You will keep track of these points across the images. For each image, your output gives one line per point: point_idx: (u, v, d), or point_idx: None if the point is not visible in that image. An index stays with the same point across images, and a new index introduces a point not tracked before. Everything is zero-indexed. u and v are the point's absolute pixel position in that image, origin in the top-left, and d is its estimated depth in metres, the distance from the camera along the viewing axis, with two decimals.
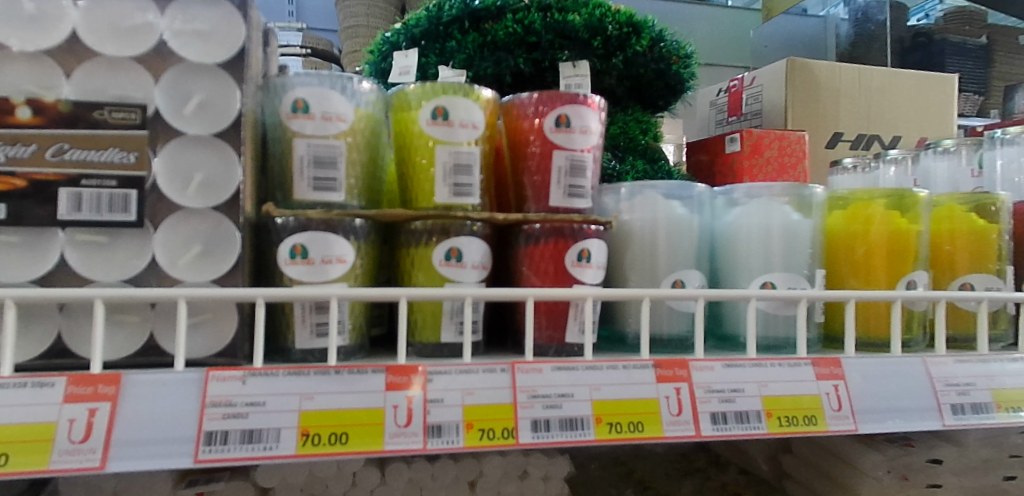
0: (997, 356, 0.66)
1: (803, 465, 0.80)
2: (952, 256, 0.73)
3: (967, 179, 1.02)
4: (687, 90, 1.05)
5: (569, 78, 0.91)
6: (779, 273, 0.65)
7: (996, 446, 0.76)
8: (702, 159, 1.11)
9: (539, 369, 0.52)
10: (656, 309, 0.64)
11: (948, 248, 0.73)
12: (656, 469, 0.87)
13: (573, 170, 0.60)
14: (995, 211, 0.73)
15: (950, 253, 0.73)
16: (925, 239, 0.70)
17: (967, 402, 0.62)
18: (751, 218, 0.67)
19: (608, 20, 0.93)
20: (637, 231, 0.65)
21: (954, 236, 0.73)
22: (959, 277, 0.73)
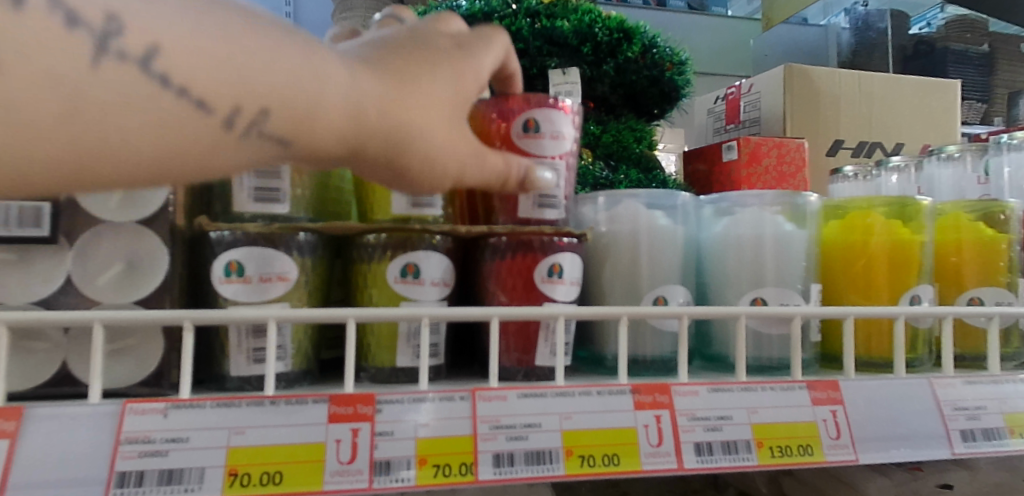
0: (1010, 377, 0.60)
1: (804, 489, 0.74)
2: (959, 268, 0.68)
3: (973, 186, 0.98)
4: (682, 97, 0.99)
5: (559, 85, 0.86)
6: (770, 288, 0.61)
7: (1008, 469, 0.71)
8: (701, 168, 1.06)
9: (502, 396, 0.47)
10: (636, 329, 0.60)
11: (955, 259, 0.68)
12: (650, 491, 0.81)
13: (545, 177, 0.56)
14: (1004, 219, 0.69)
15: (957, 264, 0.68)
16: (929, 249, 0.65)
17: (977, 427, 0.57)
18: (740, 228, 0.62)
19: (597, 25, 0.89)
20: (617, 242, 0.61)
21: (960, 246, 0.68)
22: (967, 292, 0.67)
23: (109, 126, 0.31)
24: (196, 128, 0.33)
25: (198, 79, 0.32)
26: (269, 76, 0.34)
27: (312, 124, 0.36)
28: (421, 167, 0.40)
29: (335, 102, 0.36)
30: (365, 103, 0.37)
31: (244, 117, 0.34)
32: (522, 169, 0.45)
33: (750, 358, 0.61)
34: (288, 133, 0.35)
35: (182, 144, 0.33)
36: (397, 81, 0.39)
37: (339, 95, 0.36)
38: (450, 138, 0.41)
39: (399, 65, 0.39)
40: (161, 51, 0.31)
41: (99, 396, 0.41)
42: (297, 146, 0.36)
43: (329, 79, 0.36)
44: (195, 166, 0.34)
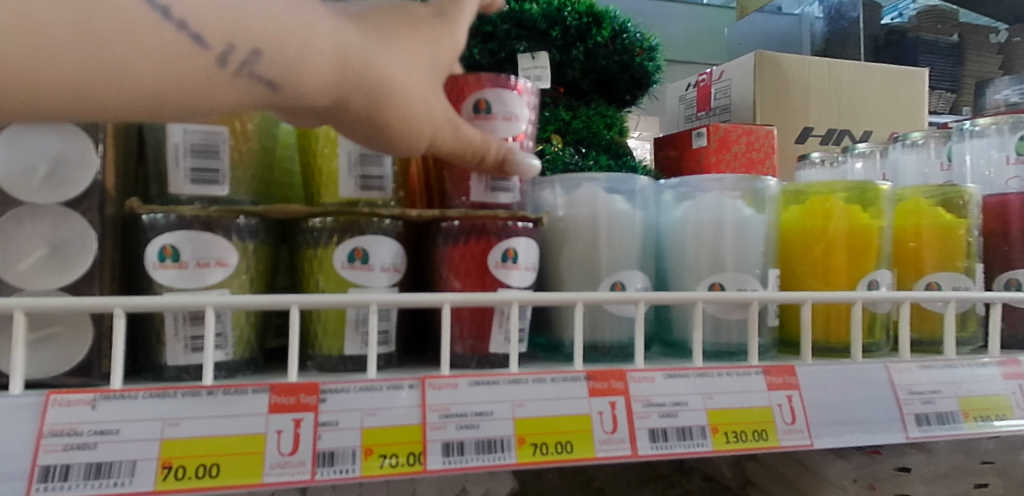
0: (965, 361, 0.61)
1: (767, 473, 0.74)
2: (918, 253, 0.68)
3: (936, 173, 0.97)
4: (654, 83, 0.98)
5: (528, 70, 0.86)
6: (729, 273, 0.60)
7: (967, 453, 0.72)
8: (670, 154, 1.04)
9: (453, 384, 0.46)
10: (594, 315, 0.59)
11: (915, 244, 0.68)
12: (616, 476, 0.80)
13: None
14: (963, 205, 0.69)
15: (916, 249, 0.68)
16: (888, 235, 0.65)
17: (932, 411, 0.57)
18: (700, 213, 0.62)
19: (566, 9, 0.88)
20: (576, 227, 0.60)
21: (920, 232, 0.68)
22: (925, 276, 0.68)
23: (112, 51, 0.32)
24: (191, 60, 0.34)
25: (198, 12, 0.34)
26: (263, 16, 0.35)
27: (299, 71, 0.36)
28: (403, 125, 0.40)
29: (322, 49, 0.37)
30: (349, 53, 0.37)
31: (237, 55, 0.35)
32: (494, 143, 0.46)
33: (709, 343, 0.61)
34: (277, 77, 0.36)
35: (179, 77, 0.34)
36: (381, 39, 0.39)
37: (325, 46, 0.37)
38: (428, 102, 0.41)
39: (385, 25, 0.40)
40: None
41: (21, 387, 0.39)
42: (284, 91, 0.37)
43: (320, 26, 0.36)
44: (190, 99, 0.35)
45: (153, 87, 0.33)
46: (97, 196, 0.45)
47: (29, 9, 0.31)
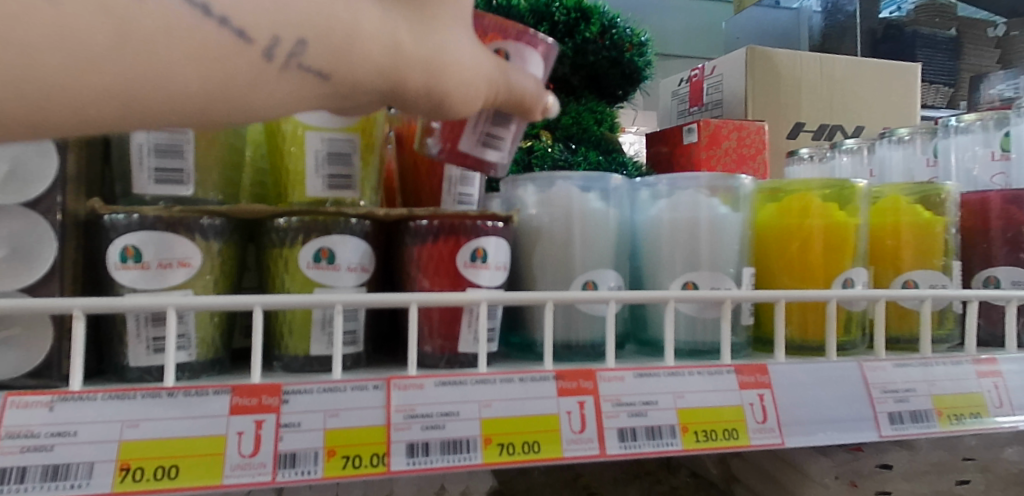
0: (940, 359, 0.61)
1: (752, 471, 0.74)
2: (896, 251, 0.68)
3: (922, 169, 0.97)
4: (645, 78, 0.97)
5: None
6: (703, 273, 0.60)
7: (948, 449, 0.72)
8: (661, 150, 1.04)
9: (419, 384, 0.46)
10: (567, 313, 0.59)
11: (892, 242, 0.68)
12: (603, 472, 0.80)
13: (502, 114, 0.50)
14: (940, 202, 0.69)
15: (894, 247, 0.68)
16: (865, 233, 0.65)
17: (905, 409, 0.57)
18: (675, 211, 0.61)
19: (554, 4, 0.87)
20: (550, 226, 0.60)
21: (898, 230, 0.68)
22: (902, 274, 0.67)
23: (157, 54, 0.32)
24: (234, 56, 0.33)
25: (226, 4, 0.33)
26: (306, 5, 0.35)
27: (351, 58, 0.36)
28: (455, 93, 0.40)
29: (372, 34, 0.36)
30: (398, 36, 0.37)
31: (283, 47, 0.34)
32: (534, 84, 0.44)
33: (683, 343, 0.60)
34: (327, 68, 0.35)
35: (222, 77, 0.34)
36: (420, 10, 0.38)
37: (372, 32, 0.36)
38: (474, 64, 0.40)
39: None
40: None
41: None
42: (336, 80, 0.36)
43: (366, 11, 0.36)
44: (234, 102, 0.34)
45: (198, 86, 0.33)
46: (56, 196, 0.45)
47: (65, 19, 0.30)
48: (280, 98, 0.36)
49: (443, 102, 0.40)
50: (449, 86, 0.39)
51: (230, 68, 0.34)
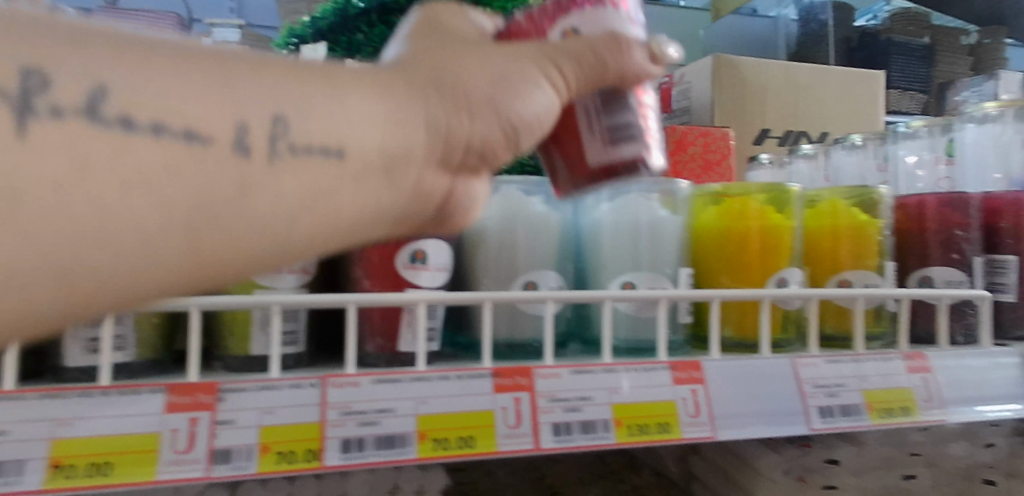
0: (872, 356, 0.63)
1: (711, 469, 0.75)
2: (833, 253, 0.70)
3: (875, 175, 1.01)
4: None
5: None
6: (640, 274, 0.62)
7: (896, 444, 0.74)
8: None
9: (355, 382, 0.47)
10: (510, 313, 0.61)
11: (830, 245, 0.71)
12: (569, 472, 0.82)
13: (610, 101, 0.51)
14: (875, 205, 0.71)
15: (832, 249, 0.70)
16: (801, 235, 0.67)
17: (836, 404, 0.59)
18: (616, 214, 0.63)
19: None
20: (492, 230, 0.61)
21: (835, 232, 0.71)
22: (838, 274, 0.70)
23: (111, 213, 0.31)
24: (206, 163, 0.34)
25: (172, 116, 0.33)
26: (252, 86, 0.36)
27: (342, 127, 0.38)
28: (525, 98, 0.45)
29: (357, 113, 0.39)
30: (429, 100, 0.42)
31: (260, 136, 0.36)
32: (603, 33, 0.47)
33: (622, 340, 0.62)
34: (335, 143, 0.38)
35: (205, 190, 0.34)
36: (441, 74, 0.43)
37: (360, 112, 0.39)
38: (517, 74, 0.45)
39: (437, 58, 0.44)
40: (116, 94, 0.32)
41: None
42: (350, 151, 0.39)
43: (344, 94, 0.39)
44: (231, 230, 0.35)
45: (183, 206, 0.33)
46: None
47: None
48: (292, 206, 0.37)
49: (514, 116, 0.45)
50: (518, 98, 0.45)
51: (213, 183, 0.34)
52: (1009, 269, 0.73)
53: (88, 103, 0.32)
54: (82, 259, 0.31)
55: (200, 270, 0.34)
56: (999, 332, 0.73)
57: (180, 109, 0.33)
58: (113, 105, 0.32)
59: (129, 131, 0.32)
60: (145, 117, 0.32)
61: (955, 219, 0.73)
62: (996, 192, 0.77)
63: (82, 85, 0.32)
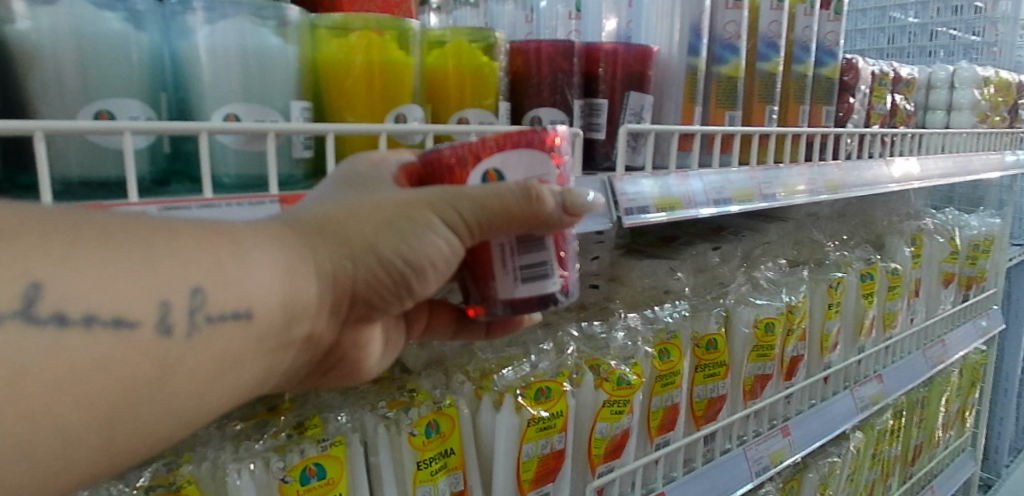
0: None
1: None
2: (456, 92, 0.78)
3: (522, 26, 0.98)
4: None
5: None
6: (240, 104, 0.66)
7: None
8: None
9: (140, 209, 0.56)
10: (95, 146, 0.61)
11: (443, 83, 0.78)
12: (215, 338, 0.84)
13: (522, 245, 0.61)
14: (491, 48, 0.79)
15: (453, 88, 0.78)
16: (416, 71, 0.76)
17: (627, 175, 0.85)
18: (226, 36, 0.66)
19: None
20: (56, 44, 0.59)
21: (453, 69, 0.78)
22: (457, 113, 0.79)
23: (164, 398, 0.46)
24: (131, 346, 0.45)
25: (100, 308, 0.43)
26: (197, 261, 0.48)
27: (248, 292, 0.50)
28: (417, 244, 0.56)
29: (275, 279, 0.52)
30: (317, 246, 0.55)
31: (192, 313, 0.47)
32: (518, 186, 0.56)
33: (286, 173, 0.69)
34: (249, 314, 0.51)
35: (133, 377, 0.45)
36: (330, 223, 0.55)
37: (262, 265, 0.51)
38: (405, 221, 0.55)
39: (328, 207, 0.56)
40: (207, 292, 0.48)
41: None
42: (259, 319, 0.51)
43: (257, 259, 0.51)
44: (258, 366, 0.53)
45: (106, 401, 0.43)
46: None
47: (29, 417, 0.40)
48: (204, 384, 0.49)
49: (392, 257, 0.56)
50: (409, 243, 0.56)
51: (135, 375, 0.45)
52: (601, 110, 0.88)
53: (18, 306, 0.41)
54: (115, 436, 0.45)
55: (115, 452, 0.45)
56: (593, 163, 0.89)
57: (103, 302, 0.43)
58: (45, 306, 0.41)
59: (60, 327, 0.42)
60: (76, 312, 0.42)
61: (564, 66, 0.83)
62: (599, 43, 0.88)
63: (19, 285, 0.41)
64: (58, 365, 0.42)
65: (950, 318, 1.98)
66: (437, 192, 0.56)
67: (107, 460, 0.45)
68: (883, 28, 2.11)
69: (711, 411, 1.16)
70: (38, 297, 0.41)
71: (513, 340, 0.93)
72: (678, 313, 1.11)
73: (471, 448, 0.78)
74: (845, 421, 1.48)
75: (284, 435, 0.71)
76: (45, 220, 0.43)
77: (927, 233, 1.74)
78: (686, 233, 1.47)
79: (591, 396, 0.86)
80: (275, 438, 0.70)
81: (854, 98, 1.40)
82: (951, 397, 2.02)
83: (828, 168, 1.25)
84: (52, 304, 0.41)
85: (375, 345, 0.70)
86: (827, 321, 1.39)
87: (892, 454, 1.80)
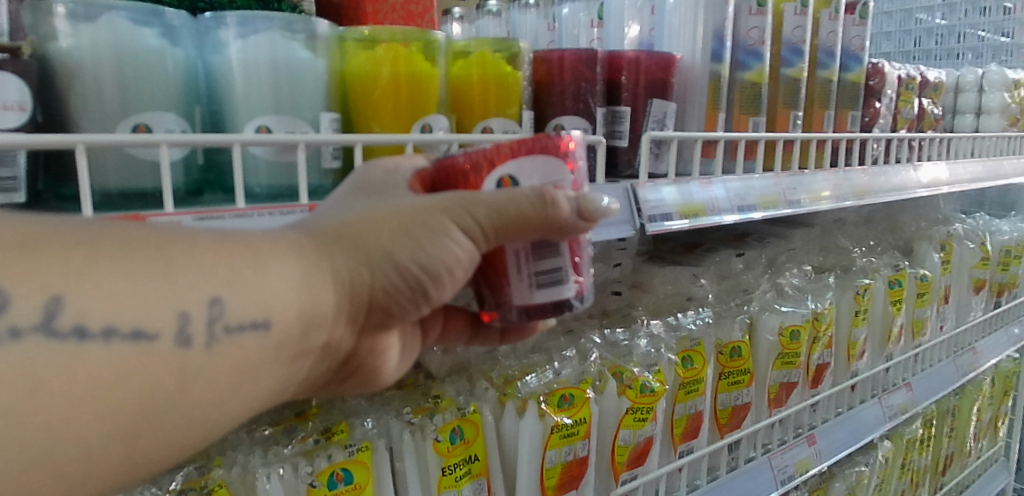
0: None
1: None
2: (481, 102, 0.79)
3: (543, 35, 1.02)
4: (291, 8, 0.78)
5: None
6: (271, 116, 0.68)
7: None
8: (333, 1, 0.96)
9: (175, 219, 0.58)
10: (130, 158, 0.62)
11: (469, 92, 0.79)
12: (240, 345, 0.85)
13: (537, 252, 0.62)
14: (515, 58, 0.80)
15: (477, 98, 0.79)
16: (441, 81, 0.77)
17: (649, 182, 0.85)
18: (258, 50, 0.67)
19: None
20: (97, 61, 0.61)
21: (479, 79, 0.79)
22: (482, 122, 0.79)
23: (184, 407, 0.47)
24: (151, 357, 0.46)
25: (120, 319, 0.44)
26: (216, 272, 0.49)
27: (267, 302, 0.51)
28: (433, 251, 0.56)
29: (293, 288, 0.53)
30: (333, 255, 0.56)
31: (210, 324, 0.48)
32: (532, 193, 0.57)
33: (314, 183, 0.71)
34: (268, 322, 0.52)
35: (153, 388, 0.46)
36: (346, 232, 0.56)
37: (280, 274, 0.52)
38: (421, 228, 0.56)
39: (345, 216, 0.57)
40: (226, 302, 0.49)
41: None
42: (276, 328, 0.52)
43: (274, 270, 0.52)
44: (275, 374, 0.54)
45: (126, 410, 0.45)
46: None
47: (51, 428, 0.42)
48: (223, 393, 0.50)
49: (408, 263, 0.57)
50: (425, 251, 0.56)
51: (155, 384, 0.46)
52: (624, 118, 0.89)
53: (40, 319, 0.42)
54: (135, 446, 0.46)
55: (135, 460, 0.46)
56: (616, 171, 0.89)
57: (122, 314, 0.44)
58: (64, 318, 0.42)
59: (80, 339, 0.43)
60: (95, 325, 0.43)
61: (586, 75, 0.84)
62: (622, 51, 0.88)
63: (42, 298, 0.42)
64: (80, 375, 0.43)
65: (981, 326, 1.94)
66: (451, 199, 0.57)
67: (127, 468, 0.46)
68: (909, 30, 2.08)
69: (736, 419, 1.15)
70: (60, 310, 0.42)
71: (535, 347, 0.93)
72: (702, 320, 1.10)
73: (495, 454, 0.79)
74: (872, 431, 1.46)
75: (311, 440, 0.72)
76: (69, 235, 0.44)
77: (956, 238, 1.71)
78: (710, 239, 1.47)
79: (615, 404, 0.86)
80: (303, 443, 0.71)
81: (880, 102, 1.38)
82: (983, 406, 1.98)
83: (855, 173, 1.24)
84: (72, 316, 0.43)
85: (393, 352, 0.71)
86: (853, 329, 1.38)
87: (922, 464, 1.77)
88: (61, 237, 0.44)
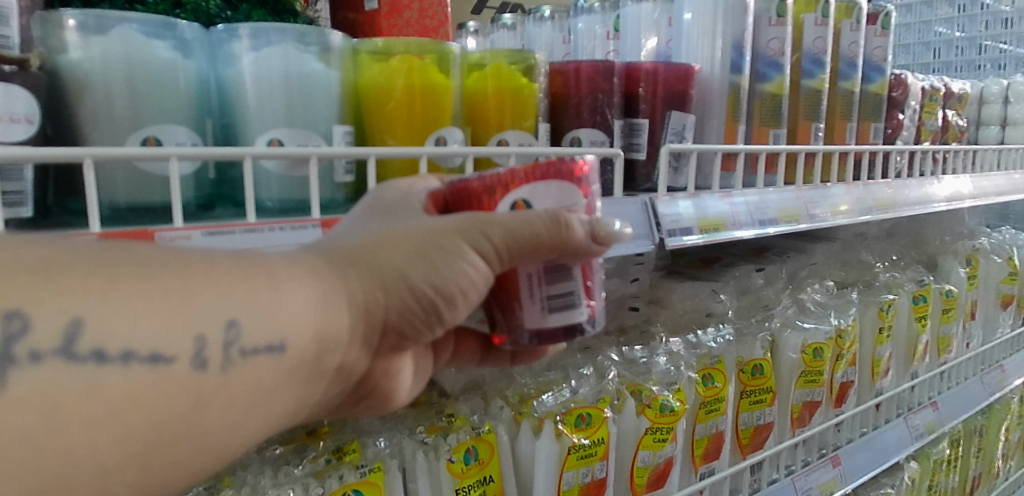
0: None
1: None
2: (495, 115, 0.78)
3: (559, 46, 1.07)
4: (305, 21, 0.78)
5: None
6: (283, 129, 0.67)
7: None
8: (349, 17, 0.96)
9: (186, 235, 0.56)
10: (141, 172, 0.62)
11: (483, 105, 0.78)
12: None
13: (550, 275, 0.60)
14: (531, 70, 0.79)
15: (492, 110, 0.78)
16: (455, 93, 0.76)
17: (667, 195, 0.83)
18: (271, 62, 0.66)
19: None
20: (108, 74, 0.61)
21: (494, 91, 0.78)
22: (497, 134, 0.78)
23: (198, 432, 0.46)
24: (168, 381, 0.44)
25: (138, 343, 0.43)
26: (233, 295, 0.48)
27: (283, 324, 0.50)
28: (447, 273, 0.55)
29: (309, 311, 0.51)
30: (348, 276, 0.54)
31: (227, 347, 0.47)
32: (546, 214, 0.55)
33: (326, 196, 0.69)
34: (283, 345, 0.50)
35: (170, 412, 0.45)
36: (360, 253, 0.55)
37: (294, 298, 0.51)
38: (435, 250, 0.55)
39: (359, 238, 0.55)
40: (241, 325, 0.48)
41: None
42: (291, 351, 0.51)
43: (290, 292, 0.50)
44: (289, 397, 0.53)
45: (143, 435, 0.43)
46: None
47: (67, 456, 0.40)
48: (238, 416, 0.49)
49: (423, 286, 0.55)
50: (439, 273, 0.55)
51: (171, 409, 0.45)
52: (642, 130, 0.87)
53: (58, 343, 0.41)
54: (151, 473, 0.44)
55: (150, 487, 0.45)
56: (633, 184, 0.87)
57: (141, 336, 0.43)
58: (82, 343, 0.41)
59: (98, 363, 0.42)
60: (114, 349, 0.42)
61: (603, 87, 0.83)
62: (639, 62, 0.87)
63: (62, 322, 0.41)
64: (99, 401, 0.42)
65: (1007, 343, 1.90)
66: (465, 221, 0.55)
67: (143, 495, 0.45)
68: (928, 43, 2.06)
69: (758, 439, 1.12)
70: (79, 333, 0.41)
71: (551, 364, 0.91)
72: (722, 337, 1.07)
73: (510, 477, 0.77)
74: (897, 451, 1.42)
75: (322, 460, 0.70)
76: (87, 257, 0.43)
77: (983, 253, 1.67)
78: (728, 254, 1.44)
79: (633, 424, 0.84)
80: (314, 463, 0.69)
81: (903, 114, 1.36)
82: (1012, 426, 1.93)
83: (878, 186, 1.21)
84: (91, 340, 0.41)
85: (407, 373, 0.69)
86: (878, 346, 1.34)
87: (949, 485, 1.72)
88: (80, 259, 0.43)
